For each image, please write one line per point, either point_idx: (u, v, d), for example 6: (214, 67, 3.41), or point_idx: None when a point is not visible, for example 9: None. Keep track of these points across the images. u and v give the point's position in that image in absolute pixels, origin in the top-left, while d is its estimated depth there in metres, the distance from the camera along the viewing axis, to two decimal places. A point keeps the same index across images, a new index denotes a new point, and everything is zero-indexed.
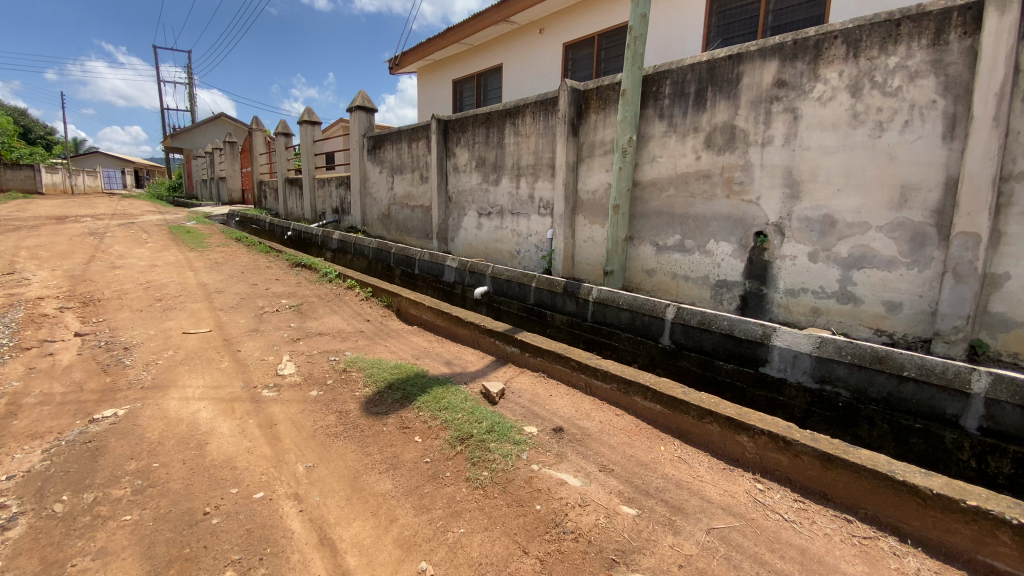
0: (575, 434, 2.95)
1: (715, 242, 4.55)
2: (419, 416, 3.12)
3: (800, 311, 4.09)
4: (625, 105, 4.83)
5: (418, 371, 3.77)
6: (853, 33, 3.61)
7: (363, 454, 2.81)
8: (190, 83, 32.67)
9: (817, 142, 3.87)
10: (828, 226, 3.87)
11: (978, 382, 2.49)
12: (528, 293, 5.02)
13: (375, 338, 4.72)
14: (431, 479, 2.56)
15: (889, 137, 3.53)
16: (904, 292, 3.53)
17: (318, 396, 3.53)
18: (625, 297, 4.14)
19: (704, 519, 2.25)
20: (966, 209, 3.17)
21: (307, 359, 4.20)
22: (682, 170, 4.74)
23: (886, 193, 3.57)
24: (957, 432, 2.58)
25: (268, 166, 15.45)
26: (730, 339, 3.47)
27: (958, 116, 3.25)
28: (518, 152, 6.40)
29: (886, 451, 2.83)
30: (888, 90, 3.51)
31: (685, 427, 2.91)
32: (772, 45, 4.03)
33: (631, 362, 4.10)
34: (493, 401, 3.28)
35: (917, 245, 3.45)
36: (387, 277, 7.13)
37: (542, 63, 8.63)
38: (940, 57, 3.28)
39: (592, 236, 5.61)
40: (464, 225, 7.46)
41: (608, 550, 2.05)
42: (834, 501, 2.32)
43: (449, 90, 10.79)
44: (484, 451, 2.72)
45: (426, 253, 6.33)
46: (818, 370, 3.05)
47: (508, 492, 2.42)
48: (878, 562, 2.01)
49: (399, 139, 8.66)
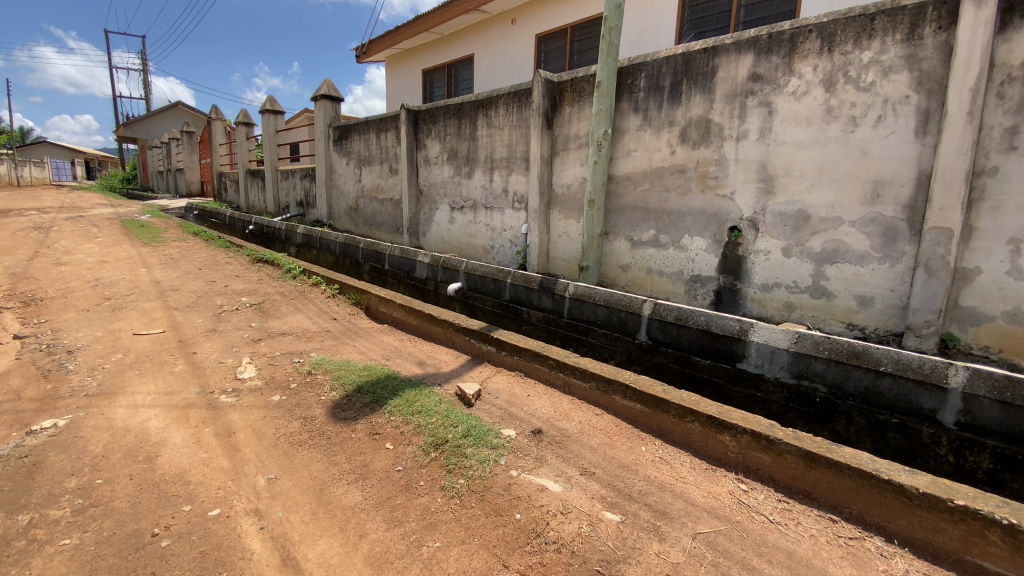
0: (554, 436, 2.85)
1: (689, 237, 4.52)
2: (390, 421, 2.95)
3: (774, 305, 4.09)
4: (600, 97, 4.73)
5: (388, 373, 3.59)
6: (827, 27, 3.61)
7: (330, 464, 2.63)
8: (144, 70, 31.10)
9: (792, 137, 3.86)
10: (802, 221, 3.88)
11: (955, 376, 2.52)
12: (503, 289, 4.89)
13: (342, 338, 4.50)
14: (403, 488, 2.41)
15: (862, 132, 3.55)
16: (876, 287, 3.58)
17: (281, 401, 3.31)
18: (602, 293, 4.06)
19: (689, 523, 2.19)
20: (939, 204, 3.21)
21: (270, 361, 3.96)
22: (657, 165, 4.69)
23: (859, 189, 3.59)
24: (934, 427, 2.61)
25: (228, 157, 14.77)
26: (707, 335, 3.44)
27: (931, 111, 3.28)
28: (491, 145, 6.24)
29: (863, 446, 2.85)
30: (861, 85, 3.53)
31: (666, 427, 2.85)
32: (748, 38, 4.00)
33: (608, 359, 4.03)
34: (468, 403, 3.15)
35: (889, 241, 3.50)
36: (356, 273, 6.87)
37: (514, 54, 8.47)
38: (915, 52, 3.31)
39: (567, 230, 5.52)
40: (436, 220, 7.26)
41: (592, 561, 1.96)
42: (817, 500, 2.30)
43: (418, 80, 10.49)
44: (459, 457, 2.58)
45: (396, 248, 6.11)
46: (795, 366, 3.04)
47: (486, 500, 2.29)
48: (866, 564, 2.00)
49: (367, 130, 8.36)
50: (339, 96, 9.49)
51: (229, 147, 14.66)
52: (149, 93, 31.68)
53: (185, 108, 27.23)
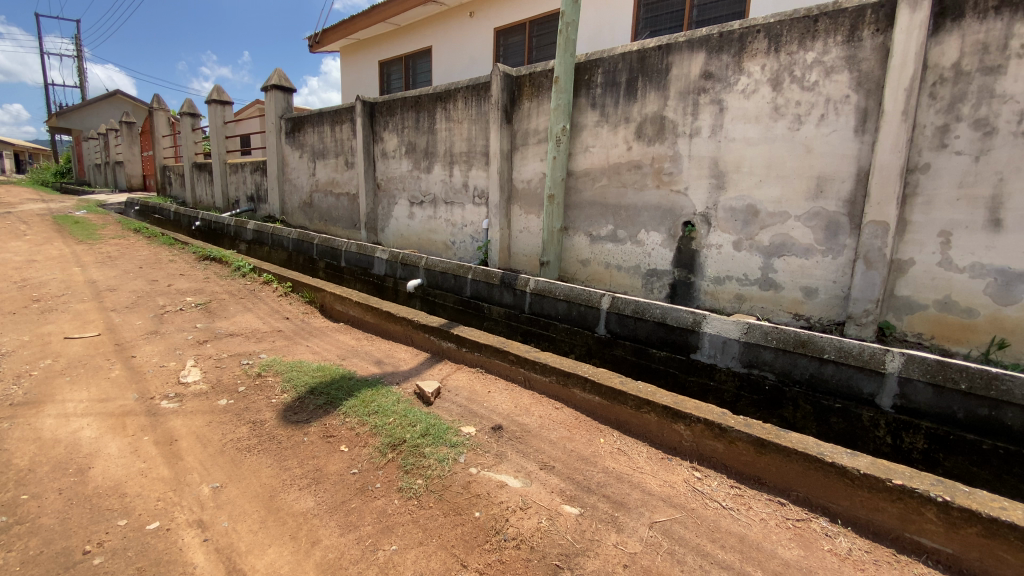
0: (514, 431, 2.83)
1: (646, 232, 4.60)
2: (345, 423, 2.86)
3: (725, 297, 4.22)
4: (558, 92, 4.73)
5: (343, 373, 3.48)
6: (774, 28, 3.73)
7: (280, 470, 2.52)
8: (78, 55, 29.14)
9: (742, 134, 3.98)
10: (751, 216, 4.01)
11: (892, 362, 2.66)
12: (464, 285, 4.83)
13: (295, 338, 4.33)
14: (359, 492, 2.33)
15: (807, 130, 3.69)
16: (820, 278, 3.74)
17: (228, 406, 3.15)
18: (562, 288, 4.06)
19: (646, 513, 2.22)
20: (877, 199, 3.39)
21: (216, 364, 3.76)
22: (614, 161, 4.74)
23: (803, 184, 3.74)
24: (873, 410, 2.75)
25: (172, 150, 13.97)
26: (663, 327, 3.50)
27: (869, 110, 3.45)
28: (450, 139, 6.15)
29: (809, 431, 2.97)
30: (805, 84, 3.67)
31: (624, 418, 2.89)
32: (699, 37, 4.09)
33: (568, 353, 4.06)
34: (427, 401, 3.09)
35: (831, 234, 3.66)
36: (311, 270, 6.65)
37: (472, 48, 8.38)
38: (855, 53, 3.46)
39: (527, 226, 5.52)
40: (395, 215, 7.10)
41: (551, 556, 1.95)
42: (767, 485, 2.38)
43: (375, 72, 10.23)
44: (417, 457, 2.52)
45: (353, 244, 5.94)
46: (746, 355, 3.14)
47: (444, 500, 2.25)
48: (812, 544, 2.08)
49: (321, 122, 8.08)
50: (291, 86, 9.13)
51: (173, 139, 13.88)
52: (85, 81, 29.61)
53: (124, 98, 25.54)
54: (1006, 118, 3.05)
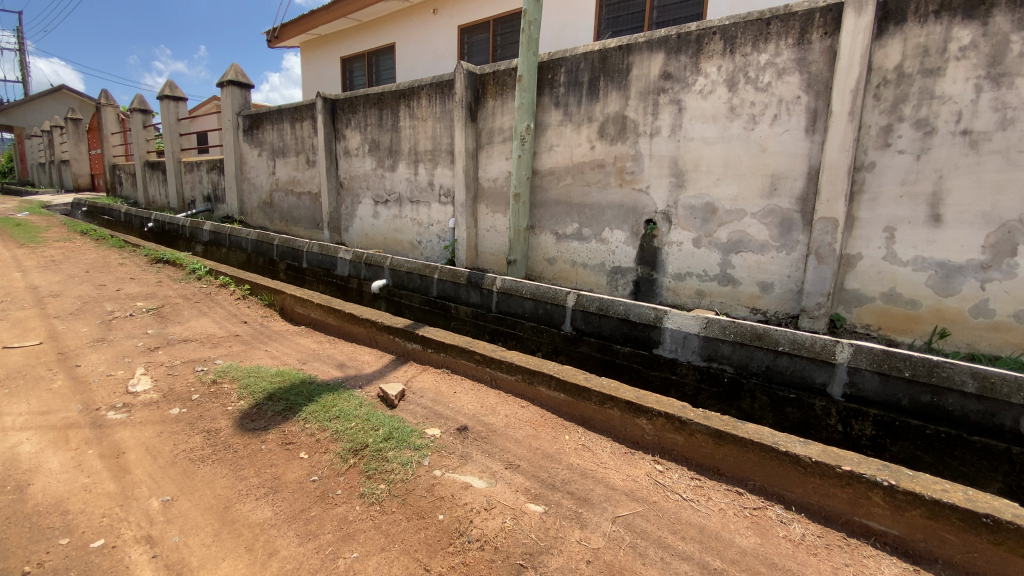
0: (479, 432, 2.81)
1: (610, 230, 4.66)
2: (305, 429, 2.78)
3: (686, 293, 4.31)
4: (521, 90, 4.72)
5: (304, 378, 3.38)
6: (729, 30, 3.83)
7: (235, 480, 2.42)
8: (19, 49, 27.54)
9: (700, 133, 4.07)
10: (710, 213, 4.11)
11: (842, 353, 2.78)
12: (430, 285, 4.77)
13: (253, 343, 4.19)
14: (318, 499, 2.27)
15: (761, 129, 3.81)
16: (775, 273, 3.86)
17: (180, 415, 3.02)
18: (528, 286, 4.07)
19: (609, 508, 2.24)
20: (826, 196, 3.52)
21: (168, 372, 3.60)
22: (579, 159, 4.77)
23: (758, 182, 3.85)
24: (825, 399, 2.86)
25: (123, 148, 13.34)
26: (626, 323, 3.55)
27: (819, 111, 3.58)
28: (415, 137, 6.07)
29: (766, 421, 3.07)
30: (759, 85, 3.78)
31: (588, 414, 2.91)
32: (659, 37, 4.16)
33: (536, 351, 4.06)
34: (391, 404, 3.03)
35: (785, 230, 3.78)
36: (271, 272, 6.45)
37: (436, 45, 8.30)
38: (805, 55, 3.58)
39: (494, 225, 5.50)
40: (359, 214, 6.97)
41: (515, 555, 1.94)
42: (726, 475, 2.44)
43: (337, 68, 10.00)
44: (380, 461, 2.47)
45: (315, 244, 5.79)
46: (705, 349, 3.22)
47: (408, 504, 2.21)
48: (767, 532, 2.15)
49: (280, 119, 7.85)
50: (249, 82, 8.84)
51: (124, 137, 13.25)
52: (27, 75, 27.91)
53: (70, 93, 24.17)
54: (944, 119, 3.21)
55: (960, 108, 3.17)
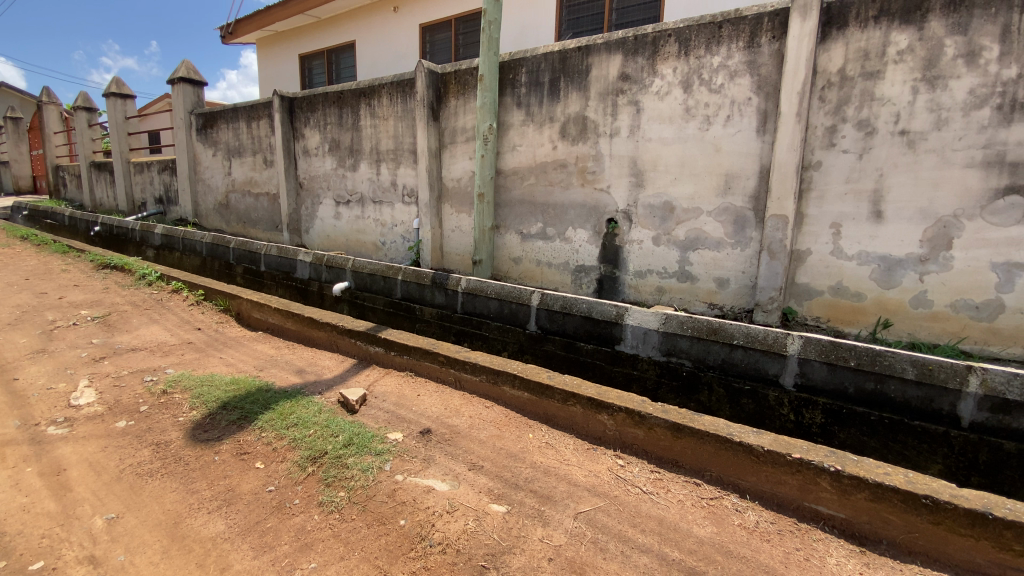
0: (443, 434, 2.79)
1: (573, 229, 4.71)
2: (261, 438, 2.69)
3: (647, 290, 4.40)
4: (483, 90, 4.70)
5: (260, 385, 3.27)
6: (683, 32, 3.92)
7: (186, 494, 2.33)
8: None
9: (657, 134, 4.15)
10: (668, 212, 4.20)
11: (792, 345, 2.89)
12: (394, 287, 4.70)
13: (208, 350, 4.04)
14: (275, 510, 2.21)
15: (715, 130, 3.91)
16: (731, 269, 3.98)
17: (127, 428, 2.88)
18: (493, 286, 4.06)
19: (571, 504, 2.27)
20: (777, 195, 3.65)
21: (115, 383, 3.42)
22: (541, 159, 4.80)
23: (713, 181, 3.96)
24: (777, 390, 2.97)
25: (67, 148, 12.64)
26: (589, 321, 3.59)
27: (768, 112, 3.71)
28: (376, 136, 5.98)
29: (723, 413, 3.16)
30: (713, 87, 3.88)
31: (551, 412, 2.93)
32: (616, 39, 4.22)
33: (501, 351, 4.06)
34: (352, 409, 2.97)
35: (739, 228, 3.90)
36: (228, 276, 6.23)
37: (398, 43, 8.20)
38: (754, 58, 3.70)
39: (459, 225, 5.47)
40: (320, 215, 6.80)
41: (477, 557, 1.94)
42: (684, 467, 2.50)
43: (295, 66, 9.73)
44: (340, 468, 2.42)
45: (273, 247, 5.63)
46: (665, 344, 3.29)
47: (368, 510, 2.18)
48: (723, 520, 2.22)
49: (236, 118, 7.60)
50: (201, 80, 8.52)
51: (68, 136, 12.56)
52: None
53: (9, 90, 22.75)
54: (884, 119, 3.38)
55: (899, 109, 3.34)
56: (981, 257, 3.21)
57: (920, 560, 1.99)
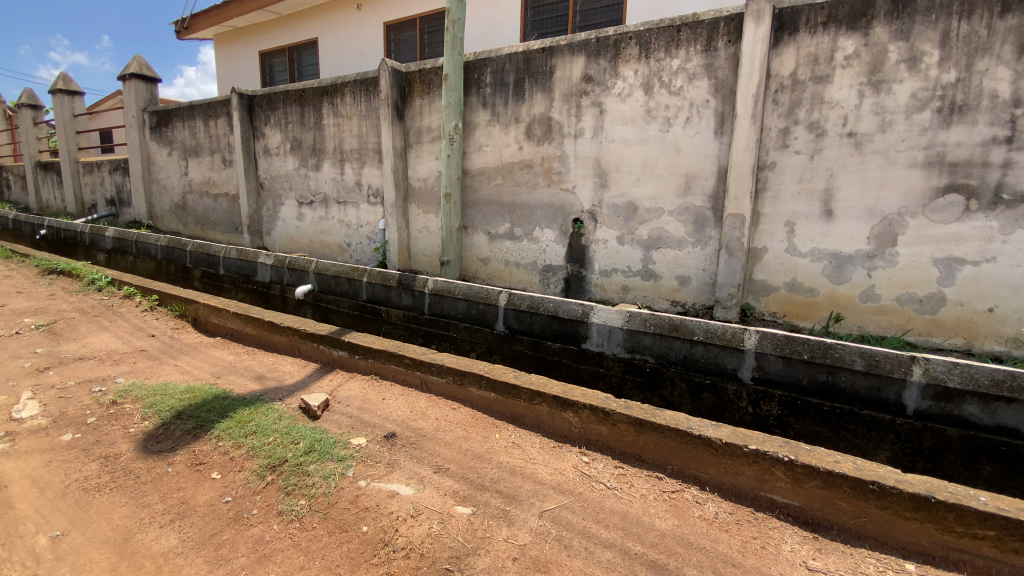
0: (408, 437, 2.76)
1: (540, 229, 4.73)
2: (217, 447, 2.61)
3: (613, 289, 4.46)
4: (448, 89, 4.66)
5: (217, 393, 3.16)
6: (644, 35, 4.00)
7: (137, 508, 2.23)
8: None
9: (620, 135, 4.22)
10: (631, 211, 4.27)
11: (749, 339, 2.99)
12: (359, 289, 4.63)
13: (162, 357, 3.88)
14: (232, 521, 2.14)
15: (675, 131, 4.00)
16: (692, 267, 4.07)
17: (73, 441, 2.74)
18: (460, 286, 4.04)
19: (537, 503, 2.28)
20: (734, 194, 3.75)
21: (60, 394, 3.25)
22: (507, 160, 4.81)
23: (674, 182, 4.05)
24: (736, 384, 3.06)
25: (11, 148, 11.97)
26: (556, 319, 3.62)
27: (725, 114, 3.81)
28: (340, 135, 5.87)
29: (685, 407, 3.23)
30: (673, 89, 3.97)
31: (518, 411, 2.94)
32: (579, 41, 4.27)
33: (469, 352, 4.05)
34: (314, 415, 2.91)
35: (699, 227, 4.00)
36: (185, 280, 6.00)
37: (361, 42, 8.07)
38: (712, 61, 3.80)
39: (426, 225, 5.42)
40: (282, 216, 6.63)
41: (441, 560, 1.93)
42: (647, 462, 2.55)
43: (255, 63, 9.46)
44: (300, 476, 2.36)
45: (232, 249, 5.45)
46: (629, 341, 3.35)
47: (330, 518, 2.13)
48: (684, 513, 2.27)
49: (192, 116, 7.34)
50: (155, 76, 8.19)
51: (12, 135, 11.90)
52: None
53: None
54: (833, 122, 3.52)
55: (846, 112, 3.48)
56: (924, 253, 3.38)
57: (869, 544, 2.08)
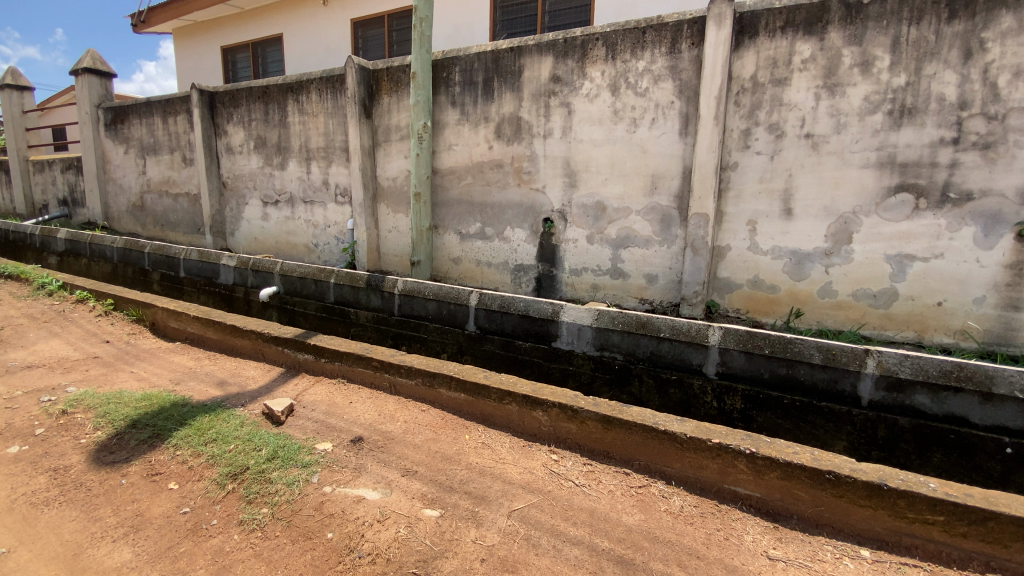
0: (376, 441, 2.72)
1: (511, 229, 4.74)
2: (175, 457, 2.52)
3: (583, 288, 4.50)
4: (416, 88, 4.60)
5: (176, 400, 3.05)
6: (610, 37, 4.04)
7: (88, 522, 2.14)
8: None
9: (588, 135, 4.26)
10: (600, 211, 4.31)
11: (713, 335, 3.06)
12: (326, 290, 4.54)
13: (117, 364, 3.73)
14: (190, 533, 2.07)
15: (641, 132, 4.06)
16: (659, 266, 4.14)
17: (19, 454, 2.60)
18: (430, 287, 4.00)
19: (506, 503, 2.28)
20: (699, 194, 3.82)
21: (5, 405, 3.08)
22: (477, 159, 4.79)
23: (641, 182, 4.11)
24: (701, 379, 3.13)
25: None
26: (526, 319, 3.62)
27: (689, 115, 3.89)
28: (306, 133, 5.74)
29: (653, 403, 3.29)
30: (639, 90, 4.02)
31: (488, 411, 2.93)
32: (547, 41, 4.28)
33: (440, 352, 4.02)
34: (278, 421, 2.84)
35: (666, 226, 4.07)
36: (143, 283, 5.78)
37: (328, 38, 7.91)
38: (676, 63, 3.86)
39: (396, 225, 5.36)
40: (246, 216, 6.45)
41: (408, 564, 1.91)
42: (614, 458, 2.58)
43: (217, 58, 9.17)
44: (262, 484, 2.30)
45: (193, 250, 5.28)
46: (598, 339, 3.39)
47: (293, 526, 2.09)
48: (650, 507, 2.31)
49: (150, 113, 7.07)
50: (110, 71, 7.86)
51: None
52: None
53: None
54: (792, 124, 3.63)
55: (804, 114, 3.60)
56: (877, 250, 3.52)
57: (826, 532, 2.16)
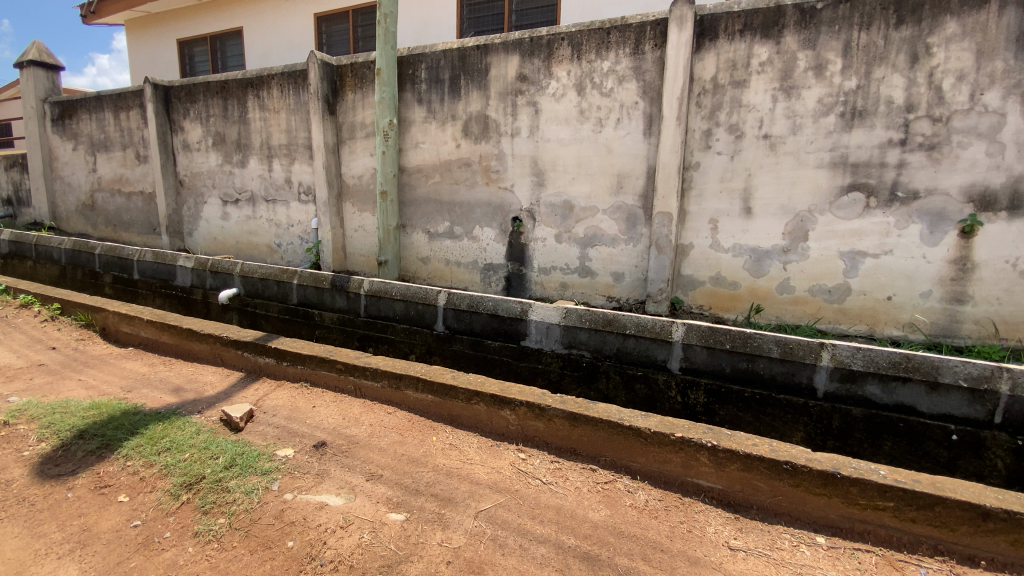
0: (340, 445, 2.67)
1: (479, 228, 4.72)
2: (125, 468, 2.41)
3: (552, 286, 4.52)
4: (381, 85, 4.53)
5: (127, 408, 2.92)
6: (575, 37, 4.07)
7: (30, 539, 2.02)
8: None
9: (555, 134, 4.28)
10: (568, 210, 4.34)
11: (677, 332, 3.12)
12: (290, 291, 4.42)
13: (64, 372, 3.54)
14: (141, 546, 1.99)
15: (607, 131, 4.11)
16: (626, 264, 4.20)
17: None
18: (397, 287, 3.95)
19: (472, 504, 2.27)
20: (663, 193, 3.89)
21: None
22: (444, 158, 4.75)
23: (607, 181, 4.16)
24: (666, 375, 3.19)
25: None
26: (495, 318, 3.61)
27: (653, 116, 3.95)
28: (267, 130, 5.58)
29: (619, 399, 3.33)
30: (604, 90, 4.06)
31: (455, 412, 2.91)
32: (513, 40, 4.28)
33: (408, 353, 3.97)
34: (236, 428, 2.76)
35: (631, 225, 4.13)
36: (94, 286, 5.51)
37: (291, 32, 7.71)
38: (640, 64, 3.92)
39: (362, 224, 5.27)
40: (205, 216, 6.23)
41: (372, 569, 1.88)
42: (581, 455, 2.60)
43: (173, 51, 8.81)
44: (219, 493, 2.23)
45: (148, 252, 5.06)
46: (566, 337, 3.41)
47: (252, 535, 2.03)
48: (617, 502, 2.34)
49: (100, 108, 6.74)
50: (56, 63, 7.46)
51: None
52: None
53: None
54: (750, 125, 3.73)
55: (762, 115, 3.70)
56: (831, 247, 3.66)
57: (784, 520, 2.23)
